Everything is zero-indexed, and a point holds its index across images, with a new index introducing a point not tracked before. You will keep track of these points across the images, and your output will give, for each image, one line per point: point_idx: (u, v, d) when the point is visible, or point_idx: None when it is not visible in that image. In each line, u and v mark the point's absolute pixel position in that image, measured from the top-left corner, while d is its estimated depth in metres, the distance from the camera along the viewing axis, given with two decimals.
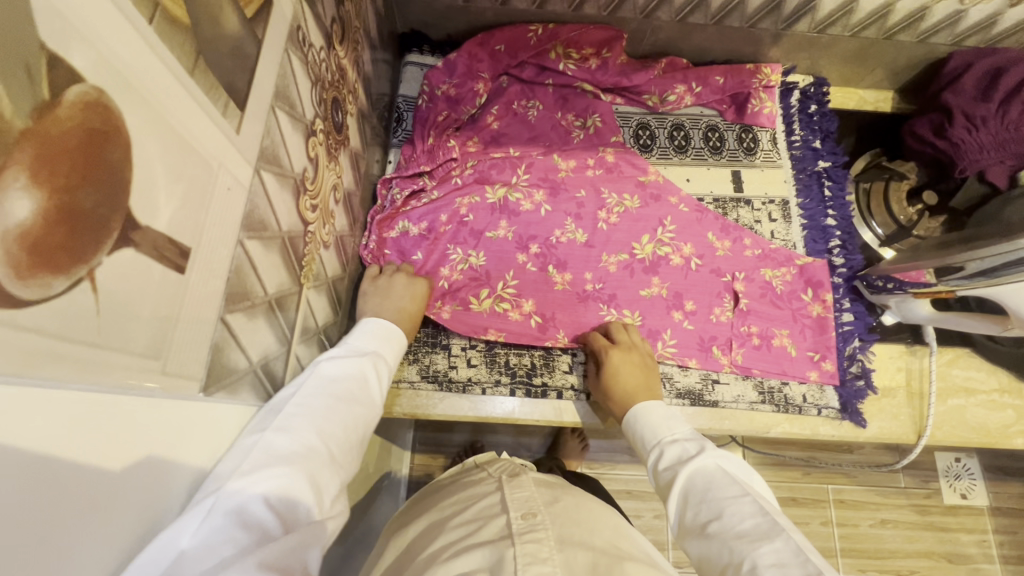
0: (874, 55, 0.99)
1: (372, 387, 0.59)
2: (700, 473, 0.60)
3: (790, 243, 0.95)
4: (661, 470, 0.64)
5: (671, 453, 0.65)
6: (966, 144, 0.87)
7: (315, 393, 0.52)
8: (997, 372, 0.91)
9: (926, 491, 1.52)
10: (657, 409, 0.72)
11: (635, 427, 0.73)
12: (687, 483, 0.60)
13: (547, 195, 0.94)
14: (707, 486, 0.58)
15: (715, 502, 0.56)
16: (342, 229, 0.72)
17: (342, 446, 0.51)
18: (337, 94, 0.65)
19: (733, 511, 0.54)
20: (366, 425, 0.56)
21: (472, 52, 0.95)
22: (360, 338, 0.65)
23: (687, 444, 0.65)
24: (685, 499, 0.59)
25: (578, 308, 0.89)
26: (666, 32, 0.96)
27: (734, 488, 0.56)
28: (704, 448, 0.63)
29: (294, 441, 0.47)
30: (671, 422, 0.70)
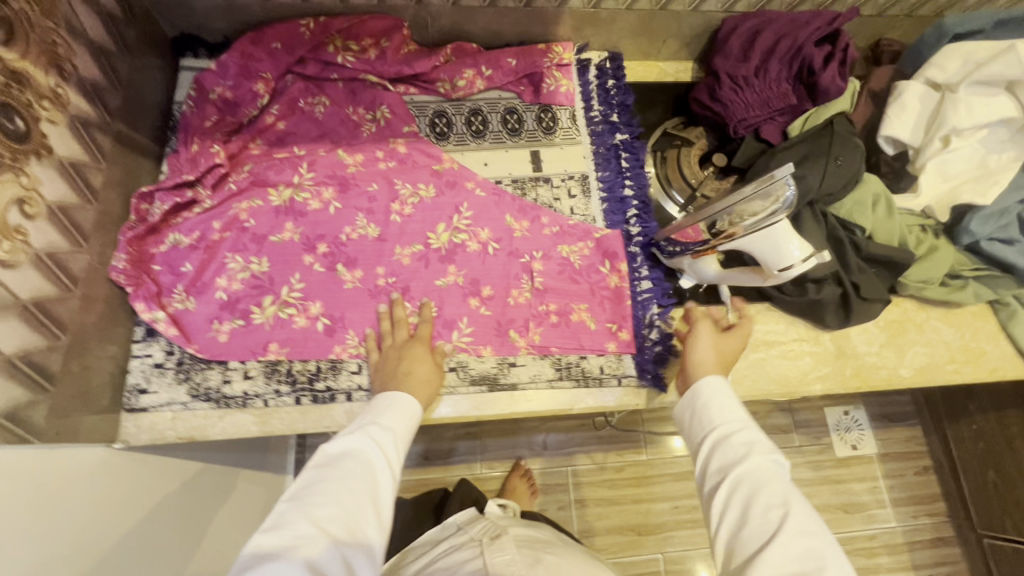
0: (658, 26, 1.01)
1: (379, 457, 0.62)
2: (755, 478, 0.58)
3: (589, 217, 0.95)
4: (716, 454, 0.62)
5: (728, 445, 0.62)
6: (734, 105, 0.90)
7: (317, 480, 0.58)
8: (795, 322, 0.93)
9: (818, 446, 1.56)
10: (721, 390, 0.68)
11: (689, 401, 0.69)
12: (737, 482, 0.59)
13: (335, 192, 0.91)
14: (760, 497, 0.57)
15: (771, 510, 0.56)
16: (55, 246, 0.66)
17: (339, 523, 0.55)
18: (4, 98, 0.59)
19: (800, 522, 0.54)
20: (375, 497, 0.59)
21: (243, 50, 0.90)
22: (365, 414, 0.68)
23: (743, 438, 0.62)
24: (733, 494, 0.58)
25: (370, 306, 0.86)
26: (446, 17, 0.95)
27: (798, 503, 0.56)
28: (762, 448, 0.61)
29: (282, 537, 0.52)
30: (736, 406, 0.67)
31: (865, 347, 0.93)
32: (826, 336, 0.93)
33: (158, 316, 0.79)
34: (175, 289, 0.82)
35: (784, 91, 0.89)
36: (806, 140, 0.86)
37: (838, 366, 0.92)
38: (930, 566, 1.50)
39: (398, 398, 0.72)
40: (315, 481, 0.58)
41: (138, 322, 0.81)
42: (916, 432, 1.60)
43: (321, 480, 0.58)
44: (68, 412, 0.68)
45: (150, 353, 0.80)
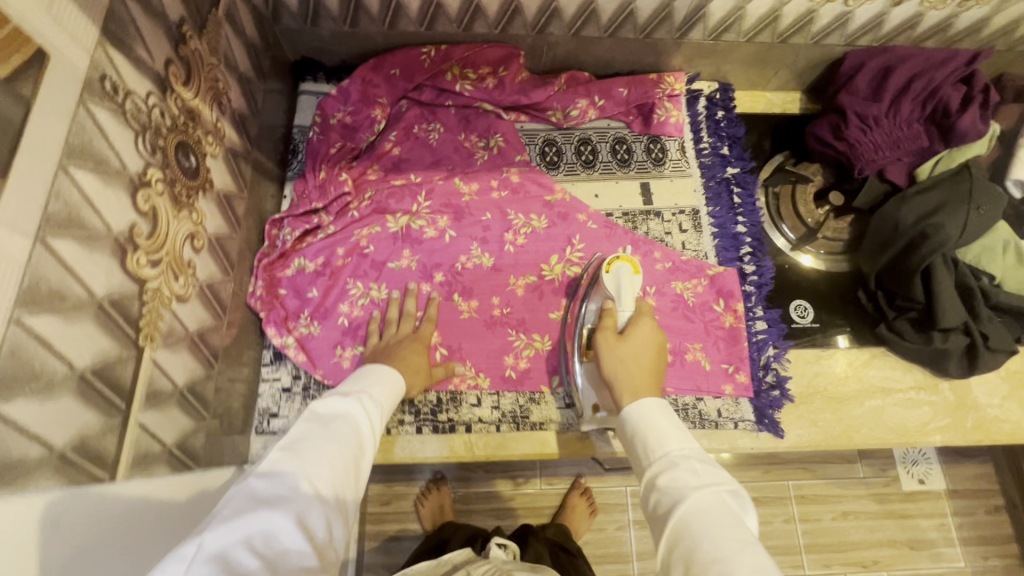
0: (774, 59, 0.99)
1: (365, 424, 0.61)
2: (705, 506, 0.52)
3: (701, 253, 0.94)
4: (661, 492, 0.55)
5: (679, 477, 0.55)
6: (862, 145, 0.88)
7: (309, 434, 0.56)
8: (912, 369, 0.91)
9: (885, 479, 1.38)
10: (666, 416, 0.63)
11: (635, 432, 0.63)
12: (680, 524, 0.51)
13: (450, 220, 0.91)
14: (715, 525, 0.50)
15: (719, 539, 0.48)
16: (213, 277, 0.68)
17: (329, 478, 0.52)
18: (185, 138, 0.61)
19: (745, 557, 0.47)
20: (358, 461, 0.56)
21: (365, 78, 0.92)
22: (352, 383, 0.68)
23: (693, 467, 0.56)
24: (682, 538, 0.51)
25: (486, 336, 0.86)
26: (562, 47, 0.95)
27: (734, 527, 0.49)
28: (714, 479, 0.54)
29: (277, 485, 0.50)
30: (684, 436, 0.60)
31: (986, 399, 0.89)
32: (946, 386, 0.90)
33: (288, 341, 0.81)
34: (301, 314, 0.84)
35: (915, 132, 0.86)
36: (940, 185, 0.83)
37: (958, 418, 0.89)
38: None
39: (383, 369, 0.73)
40: (311, 433, 0.55)
41: (267, 345, 0.83)
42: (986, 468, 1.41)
43: (315, 432, 0.56)
44: (212, 436, 0.70)
45: (279, 378, 0.82)
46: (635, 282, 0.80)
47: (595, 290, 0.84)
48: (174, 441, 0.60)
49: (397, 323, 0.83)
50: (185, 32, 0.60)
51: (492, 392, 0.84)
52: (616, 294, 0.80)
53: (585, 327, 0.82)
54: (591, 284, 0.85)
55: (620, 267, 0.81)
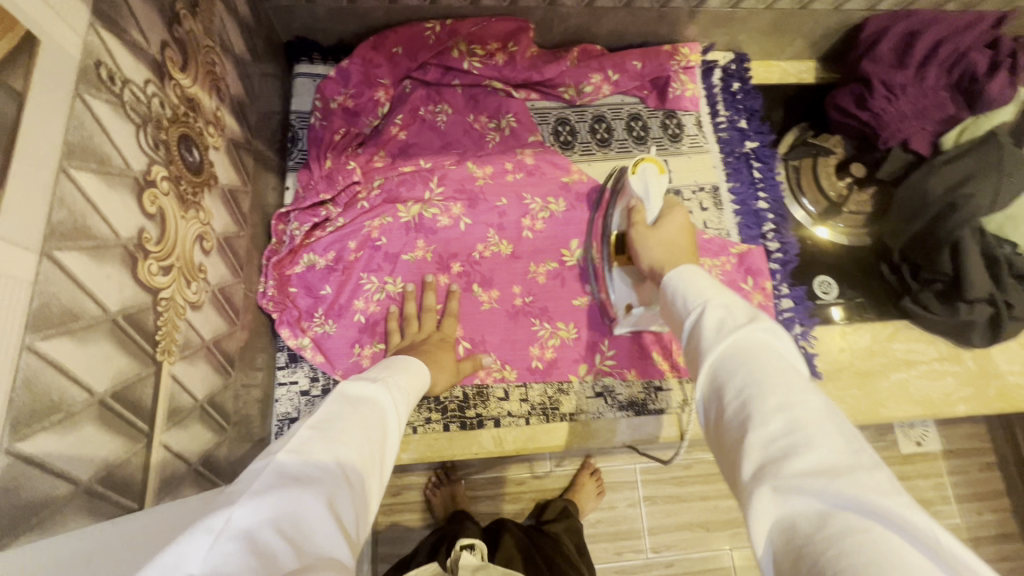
0: (792, 27, 0.95)
1: (396, 410, 0.54)
2: (746, 341, 0.41)
3: (724, 231, 0.92)
4: (697, 334, 0.45)
5: (713, 319, 0.44)
6: (887, 113, 0.85)
7: (343, 411, 0.48)
8: (936, 340, 0.90)
9: (885, 443, 1.24)
10: (700, 274, 0.52)
11: (672, 292, 0.52)
12: (722, 368, 0.40)
13: (465, 207, 0.87)
14: (751, 362, 0.39)
15: (757, 380, 0.37)
16: (224, 280, 0.63)
17: (361, 464, 0.44)
18: (186, 129, 0.55)
19: (786, 387, 0.36)
20: (388, 450, 0.49)
21: (366, 56, 0.86)
22: (381, 371, 0.62)
23: (731, 311, 0.44)
24: (717, 375, 0.41)
25: (508, 326, 0.83)
26: (574, 18, 0.89)
27: (780, 361, 0.39)
28: (753, 319, 0.43)
29: (309, 462, 0.41)
30: (721, 286, 0.49)
31: (1007, 367, 0.89)
32: (969, 356, 0.89)
33: (304, 342, 0.78)
34: (315, 313, 0.80)
35: (942, 100, 0.83)
36: (971, 153, 0.79)
37: (981, 387, 0.88)
38: (995, 561, 1.22)
39: (413, 360, 0.69)
40: (345, 412, 0.47)
41: (280, 347, 0.78)
42: (979, 428, 1.28)
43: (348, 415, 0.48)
44: (232, 448, 0.66)
45: (296, 380, 0.78)
46: (661, 183, 0.74)
47: (621, 198, 0.80)
48: (198, 459, 0.56)
49: (417, 318, 0.80)
50: (178, 10, 0.54)
51: (519, 384, 0.81)
52: (643, 196, 0.74)
53: (612, 233, 0.80)
54: (618, 191, 0.81)
55: (647, 168, 0.75)
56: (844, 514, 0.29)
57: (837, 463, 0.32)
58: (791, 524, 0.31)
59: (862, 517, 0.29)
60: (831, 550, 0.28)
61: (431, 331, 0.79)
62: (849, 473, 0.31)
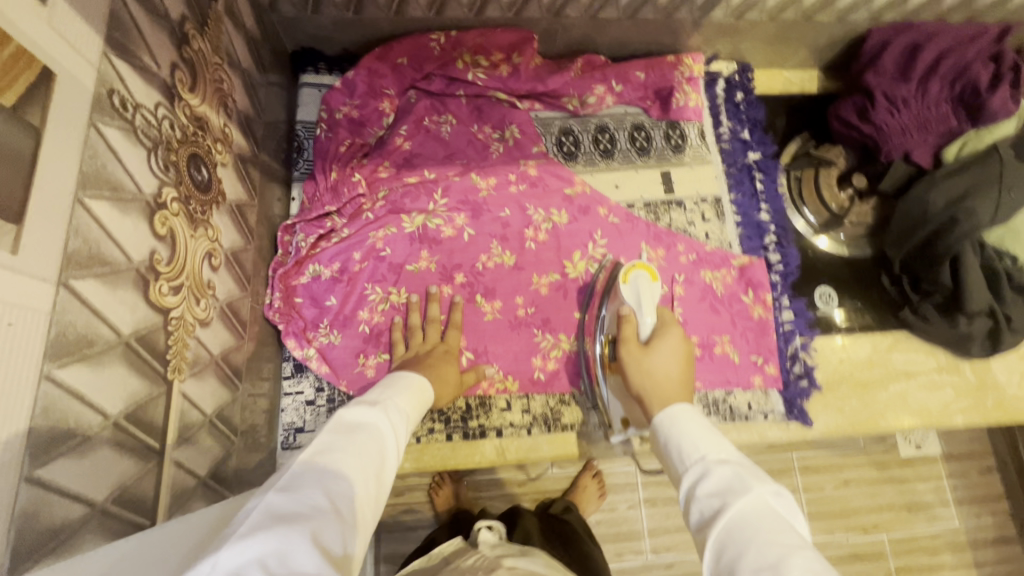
0: (796, 37, 0.95)
1: (391, 435, 0.56)
2: (752, 509, 0.43)
3: (725, 242, 0.92)
4: (700, 500, 0.47)
5: (715, 484, 0.47)
6: (889, 127, 0.85)
7: (334, 444, 0.50)
8: (935, 352, 0.91)
9: (884, 447, 1.24)
10: (695, 419, 0.55)
11: (669, 442, 0.55)
12: (731, 532, 0.42)
13: (468, 218, 0.87)
14: (762, 524, 0.41)
15: (768, 548, 0.39)
16: (231, 294, 0.64)
17: (350, 497, 0.46)
18: (195, 149, 0.56)
19: (798, 568, 0.38)
20: (379, 475, 0.51)
21: (370, 67, 0.86)
22: (379, 392, 0.63)
23: (733, 466, 0.48)
24: (726, 548, 0.42)
25: (511, 338, 0.84)
26: (578, 29, 0.90)
27: (787, 532, 0.40)
28: (758, 479, 0.46)
29: (297, 498, 0.44)
30: (718, 438, 0.53)
31: (1006, 378, 0.90)
32: (967, 368, 0.90)
33: (309, 352, 0.79)
34: (320, 323, 0.80)
35: (944, 113, 0.83)
36: (973, 167, 0.79)
37: (979, 399, 0.89)
38: (991, 564, 1.22)
39: (415, 377, 0.70)
40: (337, 447, 0.50)
41: (287, 357, 0.80)
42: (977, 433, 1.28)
43: (340, 446, 0.50)
44: (239, 458, 0.68)
45: (301, 390, 0.79)
46: (654, 290, 0.76)
47: (611, 298, 0.80)
48: (207, 473, 0.57)
49: (421, 329, 0.81)
50: (187, 31, 0.55)
51: (521, 395, 0.82)
52: (636, 306, 0.75)
53: (603, 339, 0.79)
54: (608, 292, 0.81)
55: (637, 276, 0.76)
56: None
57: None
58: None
59: None
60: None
61: (435, 342, 0.80)
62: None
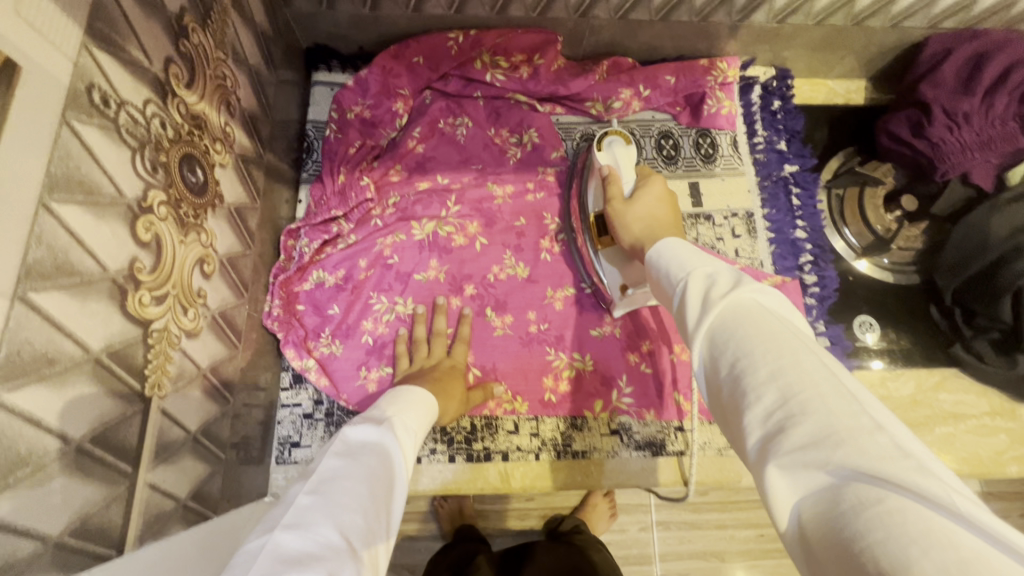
0: (843, 43, 0.88)
1: (398, 456, 0.52)
2: (732, 309, 0.38)
3: (756, 261, 0.86)
4: (684, 304, 0.42)
5: (698, 291, 0.42)
6: (948, 145, 0.77)
7: (339, 474, 0.46)
8: (987, 392, 0.82)
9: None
10: (687, 248, 0.49)
11: (658, 267, 0.50)
12: (714, 331, 0.38)
13: (481, 226, 0.83)
14: (747, 327, 0.37)
15: (750, 347, 0.35)
16: (225, 302, 0.61)
17: (365, 532, 0.42)
18: (191, 149, 0.53)
19: (776, 352, 0.34)
20: (388, 499, 0.47)
21: (385, 66, 0.82)
22: (383, 409, 0.59)
23: (717, 275, 0.42)
24: (713, 341, 0.38)
25: (521, 355, 0.79)
26: (606, 31, 0.84)
27: (773, 325, 0.36)
28: (739, 280, 0.40)
29: (309, 538, 0.39)
30: (706, 256, 0.47)
31: None
32: None
33: (308, 363, 0.75)
34: (321, 332, 0.77)
35: (1010, 131, 0.75)
36: None
37: None
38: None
39: (421, 392, 0.66)
40: (346, 477, 0.46)
41: (285, 367, 0.76)
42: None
43: (345, 474, 0.46)
44: (229, 473, 0.64)
45: (299, 403, 0.75)
46: (631, 153, 0.73)
47: (591, 174, 0.77)
48: (187, 492, 0.53)
49: (426, 342, 0.76)
50: (186, 23, 0.52)
51: (530, 417, 0.77)
52: (615, 169, 0.72)
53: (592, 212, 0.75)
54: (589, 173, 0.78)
55: (613, 142, 0.73)
56: (853, 484, 0.27)
57: (836, 429, 0.29)
58: (805, 498, 0.29)
59: (872, 485, 0.26)
60: (842, 525, 0.26)
61: (440, 357, 0.75)
62: (850, 441, 0.28)
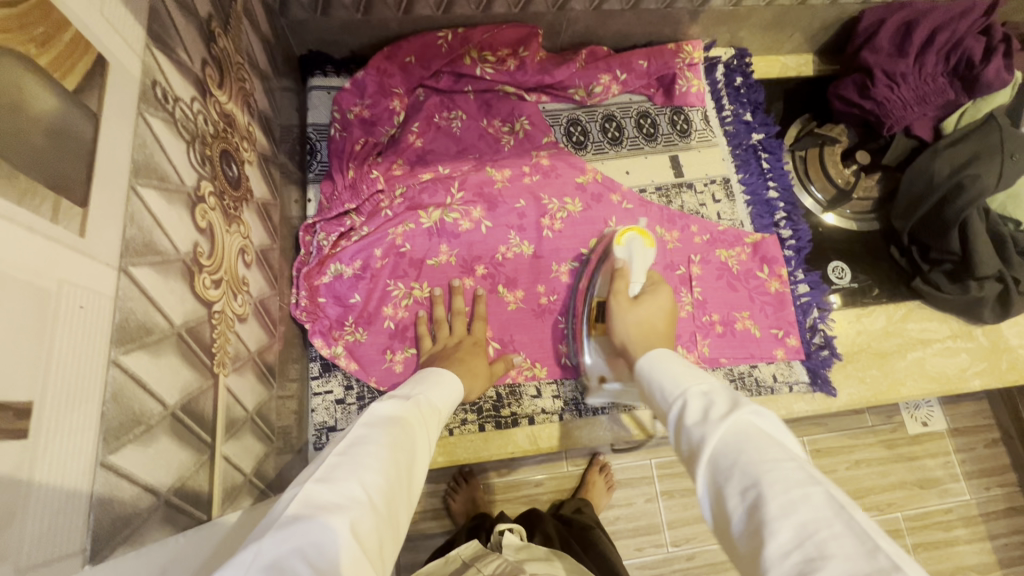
0: (791, 21, 0.98)
1: (423, 436, 0.53)
2: (732, 433, 0.42)
3: (737, 221, 0.94)
4: (685, 430, 0.47)
5: (699, 413, 0.47)
6: (891, 103, 0.89)
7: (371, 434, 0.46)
8: (948, 318, 0.92)
9: (893, 425, 1.23)
10: (682, 366, 0.55)
11: (657, 385, 0.55)
12: (720, 462, 0.42)
13: (484, 210, 0.88)
14: (749, 452, 0.40)
15: (755, 472, 0.38)
16: (263, 293, 0.64)
17: (388, 493, 0.43)
18: (226, 145, 0.56)
19: (780, 483, 0.37)
20: (412, 468, 0.48)
21: (380, 67, 0.87)
22: (411, 387, 0.60)
23: (715, 396, 0.47)
24: (719, 473, 0.41)
25: (535, 325, 0.84)
26: (582, 22, 0.92)
27: (775, 451, 0.39)
28: (737, 401, 0.45)
29: (335, 492, 0.40)
30: (702, 373, 0.53)
31: (1016, 340, 0.92)
32: (980, 332, 0.92)
33: (337, 350, 0.79)
34: (345, 321, 0.80)
35: (941, 86, 0.87)
36: (971, 137, 0.84)
37: (994, 362, 0.90)
38: (1005, 536, 1.21)
39: (447, 374, 0.67)
40: (372, 442, 0.45)
41: (313, 358, 0.80)
42: (982, 406, 1.27)
43: (376, 434, 0.47)
44: (277, 459, 0.67)
45: (330, 390, 0.79)
46: (647, 254, 0.82)
47: (597, 267, 0.84)
48: (250, 470, 0.56)
49: (446, 321, 0.81)
50: (214, 30, 0.56)
51: (550, 381, 0.83)
52: (628, 260, 0.81)
53: (594, 298, 0.82)
54: (598, 262, 0.85)
55: (632, 239, 0.83)
56: None
57: (853, 575, 0.31)
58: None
59: None
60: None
61: (462, 334, 0.80)
62: None
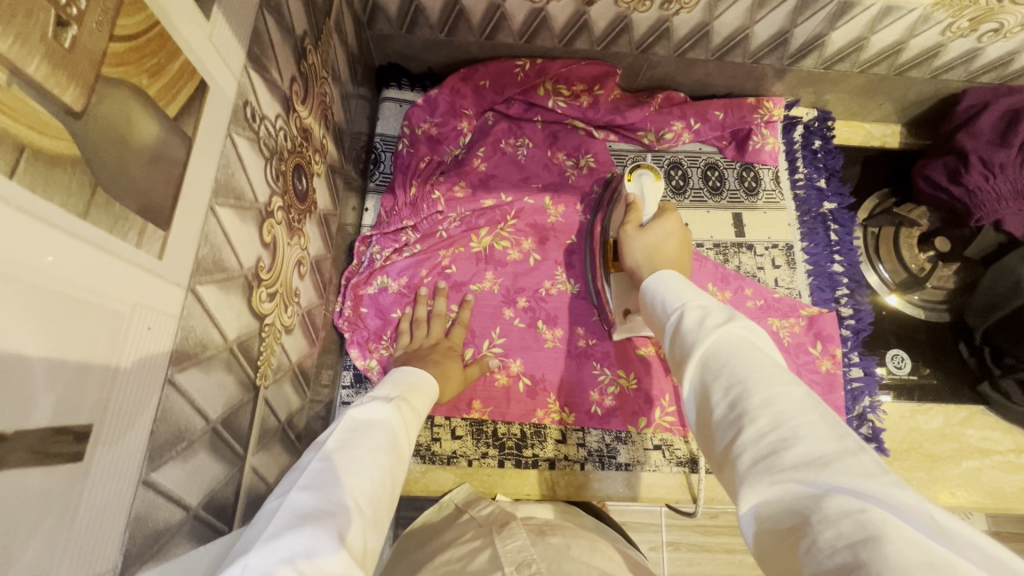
0: (883, 91, 0.93)
1: (408, 435, 0.50)
2: (724, 339, 0.39)
3: (795, 291, 0.90)
4: (678, 335, 0.43)
5: (692, 319, 0.43)
6: (983, 192, 0.81)
7: (353, 436, 0.43)
8: (1013, 430, 0.86)
9: None
10: (681, 281, 0.49)
11: (653, 296, 0.50)
12: (708, 360, 0.39)
13: (535, 243, 0.87)
14: (741, 354, 0.37)
15: (743, 373, 0.36)
16: (311, 302, 0.65)
17: (374, 498, 0.40)
18: (301, 159, 0.58)
19: (765, 380, 0.35)
20: (396, 463, 0.45)
21: (454, 87, 0.88)
22: (387, 384, 0.57)
23: (711, 308, 0.43)
24: (709, 372, 0.38)
25: (570, 368, 0.82)
26: (663, 67, 0.90)
27: (763, 358, 0.37)
28: (732, 313, 0.41)
29: (321, 497, 0.37)
30: (702, 290, 0.47)
31: None
32: None
33: (371, 363, 0.79)
34: (383, 335, 0.81)
35: None
36: None
37: None
38: None
39: (425, 373, 0.64)
40: (356, 445, 0.42)
41: (347, 366, 0.81)
42: None
43: (359, 436, 0.44)
44: None
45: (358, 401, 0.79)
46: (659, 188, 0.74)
47: (619, 201, 0.79)
48: (274, 479, 0.57)
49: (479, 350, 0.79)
50: (306, 46, 0.57)
51: (578, 428, 0.81)
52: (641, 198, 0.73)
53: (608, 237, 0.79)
54: (618, 199, 0.80)
55: (643, 174, 0.75)
56: (837, 496, 0.27)
57: (823, 452, 0.30)
58: (770, 510, 0.29)
59: (858, 499, 0.27)
60: (826, 534, 0.26)
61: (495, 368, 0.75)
62: (837, 461, 0.29)
